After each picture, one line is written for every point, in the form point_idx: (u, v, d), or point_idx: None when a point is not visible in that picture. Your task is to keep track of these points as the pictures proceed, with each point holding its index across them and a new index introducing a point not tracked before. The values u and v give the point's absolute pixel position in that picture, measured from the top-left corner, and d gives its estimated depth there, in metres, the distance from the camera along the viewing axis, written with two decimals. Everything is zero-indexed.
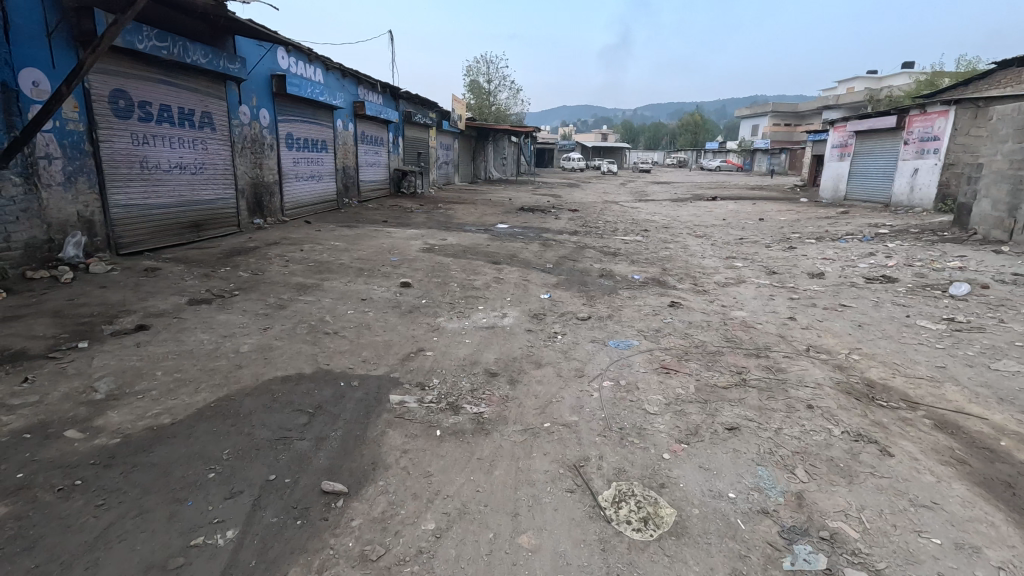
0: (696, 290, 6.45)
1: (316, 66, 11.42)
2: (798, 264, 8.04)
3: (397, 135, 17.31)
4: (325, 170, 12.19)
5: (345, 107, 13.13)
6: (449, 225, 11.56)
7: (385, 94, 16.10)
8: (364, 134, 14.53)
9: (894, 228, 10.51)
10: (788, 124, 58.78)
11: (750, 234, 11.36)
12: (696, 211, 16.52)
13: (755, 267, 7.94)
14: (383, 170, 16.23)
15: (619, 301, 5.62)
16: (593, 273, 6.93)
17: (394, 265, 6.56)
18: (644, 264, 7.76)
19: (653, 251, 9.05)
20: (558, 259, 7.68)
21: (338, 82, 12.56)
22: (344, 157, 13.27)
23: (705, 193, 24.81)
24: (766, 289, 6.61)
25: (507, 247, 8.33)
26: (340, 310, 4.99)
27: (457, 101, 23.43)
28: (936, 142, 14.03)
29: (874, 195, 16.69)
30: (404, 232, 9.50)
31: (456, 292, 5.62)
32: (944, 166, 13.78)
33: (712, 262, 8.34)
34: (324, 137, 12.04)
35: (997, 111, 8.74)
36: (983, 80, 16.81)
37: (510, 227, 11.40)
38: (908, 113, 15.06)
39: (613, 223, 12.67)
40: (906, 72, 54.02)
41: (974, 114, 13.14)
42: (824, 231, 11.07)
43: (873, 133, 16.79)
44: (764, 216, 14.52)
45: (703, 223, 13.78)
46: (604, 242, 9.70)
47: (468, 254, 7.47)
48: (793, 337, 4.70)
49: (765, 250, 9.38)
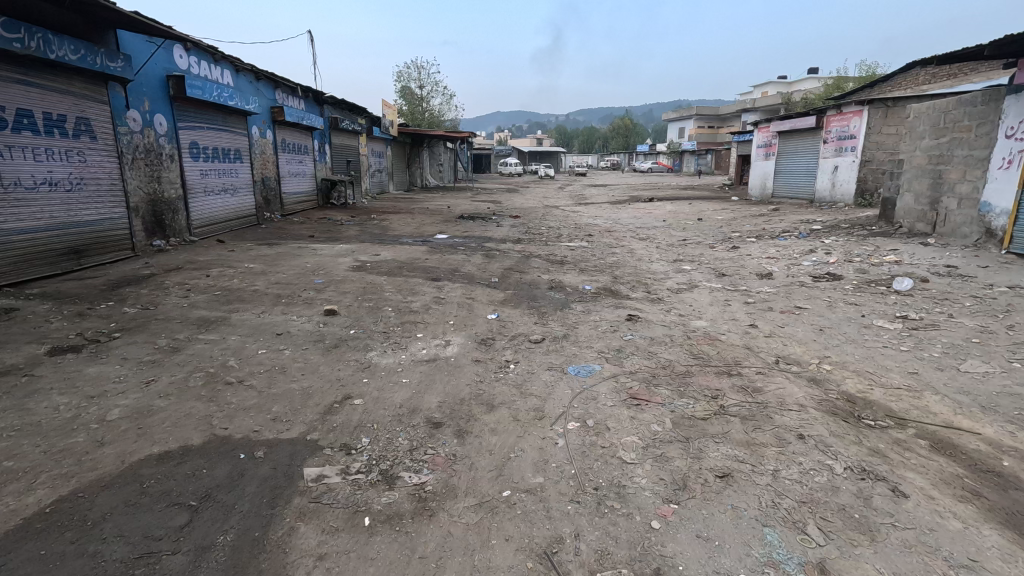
0: (651, 299, 6.10)
1: (224, 67, 10.27)
2: (745, 265, 7.94)
3: (323, 142, 16.17)
4: (240, 183, 11.00)
5: (262, 113, 11.98)
6: (383, 237, 10.72)
7: (308, 99, 14.97)
8: (285, 142, 13.37)
9: (826, 224, 10.81)
10: (712, 127, 61.80)
11: (692, 235, 11.35)
12: (636, 213, 16.56)
13: (704, 270, 7.76)
14: (309, 181, 15.06)
15: (573, 318, 5.14)
16: (542, 286, 6.44)
17: (318, 289, 5.74)
18: (593, 272, 7.37)
19: (601, 257, 8.72)
20: (504, 271, 7.13)
21: (251, 85, 11.42)
22: (263, 168, 12.10)
23: (641, 194, 25.23)
24: (720, 293, 6.38)
25: (448, 261, 7.69)
26: (249, 350, 4.15)
27: (388, 106, 22.45)
28: (853, 141, 14.79)
29: (799, 192, 17.44)
30: (332, 249, 8.62)
31: (390, 318, 4.92)
32: (861, 163, 14.54)
33: (661, 267, 8.09)
34: (237, 146, 10.87)
35: (913, 109, 9.13)
36: (886, 82, 18.03)
37: (449, 237, 10.73)
38: (825, 114, 15.81)
39: (556, 229, 12.30)
40: (812, 77, 58.26)
41: (885, 113, 13.93)
42: (761, 229, 11.23)
43: (794, 133, 17.57)
44: (702, 216, 14.73)
45: (644, 224, 13.73)
46: (550, 250, 9.26)
47: (405, 271, 6.77)
48: (760, 349, 4.39)
49: (709, 251, 9.30)
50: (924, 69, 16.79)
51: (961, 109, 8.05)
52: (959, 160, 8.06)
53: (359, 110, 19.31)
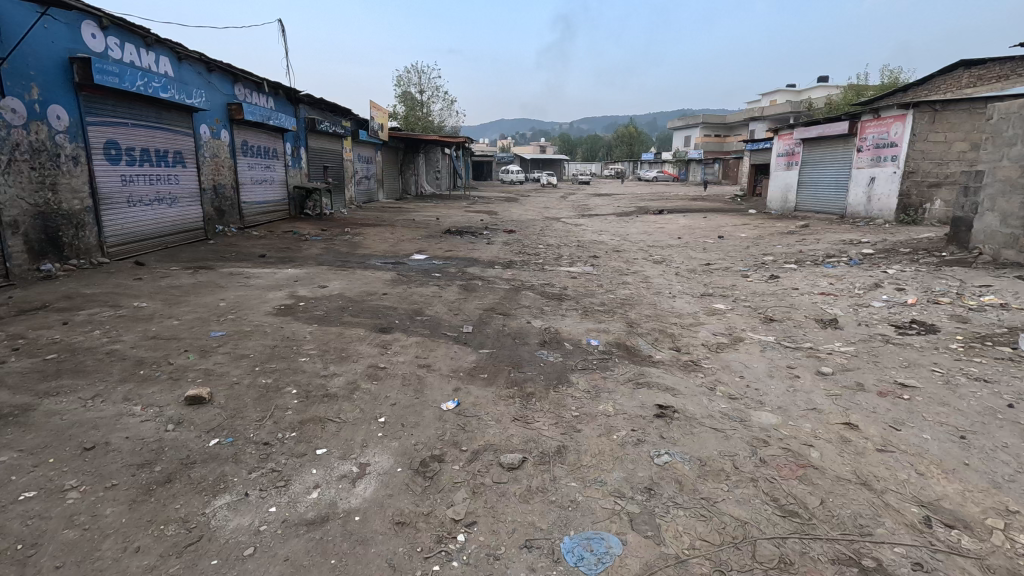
0: (683, 364, 4.35)
1: (159, 53, 8.61)
2: (795, 305, 6.17)
3: (297, 146, 14.46)
4: (182, 192, 9.31)
5: (215, 110, 10.33)
6: (348, 258, 9.00)
7: (279, 97, 13.32)
8: (246, 144, 11.66)
9: (878, 247, 9.05)
10: (719, 135, 60.24)
11: (716, 258, 9.60)
12: (646, 227, 14.87)
13: (743, 313, 5.99)
14: (279, 189, 13.37)
15: (573, 408, 3.39)
16: (530, 341, 4.69)
17: (208, 349, 3.98)
18: (599, 315, 5.63)
19: (609, 289, 6.99)
20: (483, 314, 5.39)
21: (199, 77, 9.77)
22: (216, 174, 10.40)
23: (649, 205, 23.54)
24: (777, 354, 4.62)
25: (410, 296, 5.96)
26: (6, 493, 2.36)
27: (377, 109, 20.82)
28: (894, 149, 13.07)
29: (826, 206, 15.70)
30: (273, 275, 6.89)
31: (287, 413, 3.13)
32: (904, 174, 12.81)
33: (688, 306, 6.32)
34: (178, 147, 9.18)
35: (996, 108, 7.39)
36: (923, 86, 16.29)
37: (428, 259, 9.01)
38: (859, 119, 14.09)
39: (555, 248, 10.57)
40: (823, 85, 56.63)
41: (933, 118, 12.21)
42: (798, 252, 9.48)
43: (821, 141, 15.87)
44: (722, 232, 13.00)
45: (657, 242, 11.99)
46: (545, 279, 7.52)
47: (348, 316, 5.02)
48: (888, 489, 2.61)
49: (743, 282, 7.55)
50: (969, 71, 15.04)
51: None
52: None
53: (342, 112, 17.64)
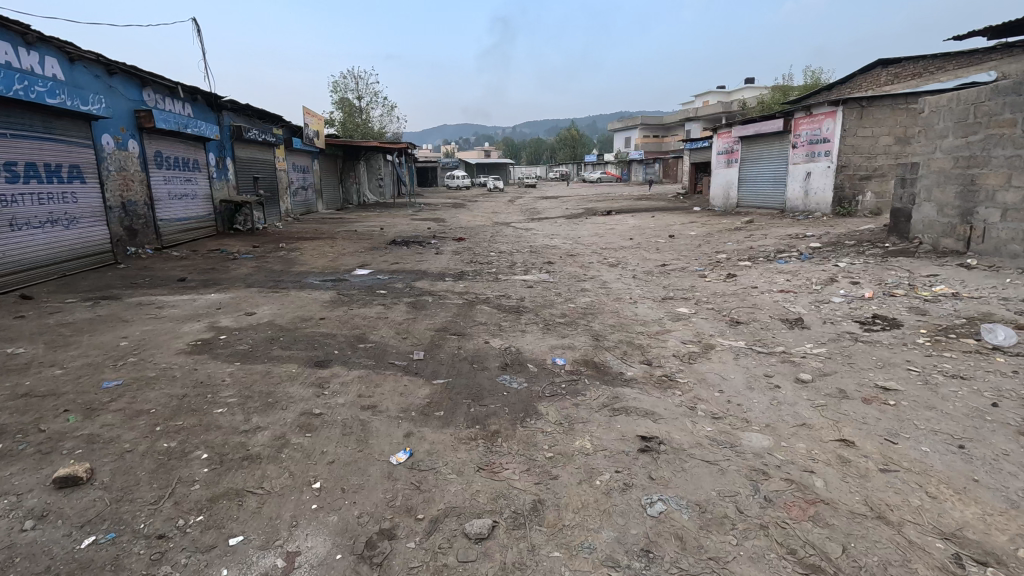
0: (658, 382, 3.99)
1: (44, 53, 7.49)
2: (758, 305, 6.01)
3: (223, 156, 13.29)
4: (82, 211, 8.16)
5: (119, 118, 9.20)
6: (281, 277, 8.18)
7: (198, 104, 12.17)
8: (161, 155, 10.50)
9: (823, 240, 9.19)
10: (657, 136, 62.09)
11: (671, 258, 9.47)
12: (597, 229, 14.73)
13: (708, 317, 5.77)
14: (203, 204, 12.20)
15: (545, 448, 2.93)
16: (490, 365, 4.20)
17: (95, 406, 3.23)
18: (561, 329, 5.22)
19: (568, 298, 6.62)
20: (436, 336, 4.84)
21: (98, 81, 8.65)
22: (123, 189, 9.25)
23: (596, 207, 23.64)
24: (752, 362, 4.36)
25: (353, 319, 5.32)
26: None
27: (311, 115, 19.71)
28: (827, 144, 13.49)
29: (767, 201, 16.14)
30: (192, 303, 6.04)
31: (192, 489, 2.49)
32: (837, 168, 13.19)
33: (652, 312, 6.03)
34: (75, 159, 8.04)
35: (927, 102, 7.60)
36: (847, 84, 17.12)
37: (372, 274, 8.33)
38: (793, 116, 14.56)
39: (507, 256, 10.13)
40: (750, 86, 59.57)
41: (860, 114, 12.74)
42: (749, 249, 9.50)
43: (759, 139, 16.34)
44: (672, 231, 13.01)
45: (610, 244, 11.81)
46: (500, 291, 7.05)
47: (278, 349, 4.34)
48: (905, 521, 2.32)
49: (702, 282, 7.39)
50: (887, 69, 15.90)
51: (997, 99, 6.50)
52: (1000, 162, 6.50)
53: (273, 118, 16.49)
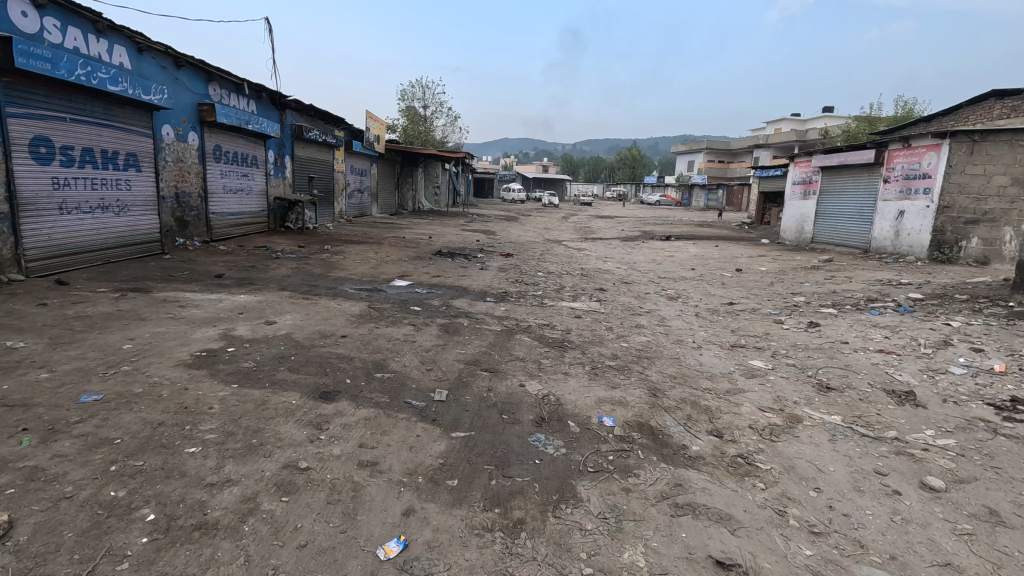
0: (733, 465, 3.15)
1: (113, 41, 7.57)
2: (853, 367, 4.99)
3: (281, 154, 13.38)
4: (134, 199, 8.16)
5: (182, 110, 9.27)
6: (318, 282, 7.83)
7: (262, 101, 12.30)
8: (219, 149, 10.56)
9: (925, 291, 7.89)
10: (722, 161, 59.78)
11: (739, 296, 8.45)
12: (655, 255, 13.76)
13: (790, 376, 4.81)
14: (257, 200, 12.25)
15: (583, 559, 2.19)
16: (523, 418, 3.49)
17: (57, 427, 2.77)
18: (611, 375, 4.44)
19: (621, 336, 5.82)
20: (465, 372, 4.19)
21: (164, 73, 8.73)
22: (178, 180, 9.27)
23: (654, 230, 22.52)
24: (856, 448, 3.42)
25: (376, 340, 4.76)
26: None
27: (373, 119, 19.87)
28: (927, 181, 12.00)
29: (848, 238, 14.62)
30: (216, 304, 5.69)
31: (117, 570, 1.91)
32: (938, 209, 11.78)
33: (719, 362, 5.14)
34: (132, 147, 8.06)
35: None
36: (950, 116, 15.38)
37: (410, 287, 7.84)
38: (887, 148, 13.12)
39: (556, 277, 9.42)
40: (828, 115, 56.37)
41: (971, 149, 11.23)
42: (832, 293, 8.33)
43: (843, 170, 14.89)
44: (739, 264, 11.89)
45: (668, 273, 10.85)
46: (544, 318, 6.35)
47: (283, 371, 3.80)
48: None
49: (778, 329, 6.39)
50: (1001, 101, 14.12)
51: None
52: None
53: (335, 120, 16.63)
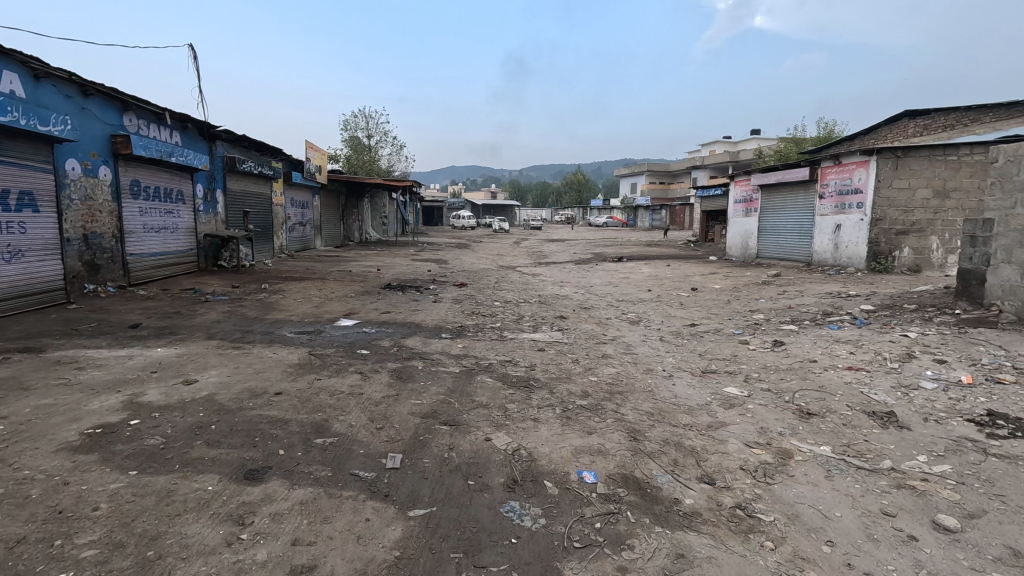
0: (735, 520, 2.78)
1: (1, 67, 6.68)
2: (828, 388, 4.82)
3: (212, 187, 12.43)
4: (30, 243, 7.15)
5: (91, 143, 8.35)
6: (252, 326, 7.05)
7: (188, 132, 11.42)
8: (138, 184, 9.60)
9: (874, 302, 8.04)
10: (663, 182, 62.22)
11: (699, 317, 8.33)
12: (610, 277, 13.68)
13: (768, 403, 4.56)
14: (184, 238, 11.23)
15: None
16: (492, 483, 3.00)
17: None
18: (585, 418, 4.03)
19: (589, 370, 5.45)
20: (422, 429, 3.65)
21: (67, 102, 7.84)
22: (87, 219, 8.27)
23: (605, 252, 22.70)
24: (856, 485, 3.15)
25: (316, 395, 4.14)
26: None
27: (314, 150, 19.09)
28: (859, 196, 12.62)
29: (790, 252, 15.14)
30: (125, 362, 4.87)
31: None
32: (871, 222, 12.31)
33: (695, 393, 4.84)
34: (28, 185, 7.11)
35: (998, 150, 6.65)
36: (871, 134, 16.46)
37: (358, 326, 7.21)
38: (819, 165, 13.76)
39: (513, 306, 9.02)
40: (755, 137, 60.11)
41: (896, 164, 11.91)
42: (788, 309, 8.36)
43: (780, 187, 15.52)
44: (693, 283, 11.95)
45: (625, 296, 10.70)
46: (506, 354, 5.90)
47: (199, 446, 3.13)
48: None
49: (745, 350, 6.23)
50: (914, 121, 15.22)
51: None
52: None
53: (271, 151, 15.78)
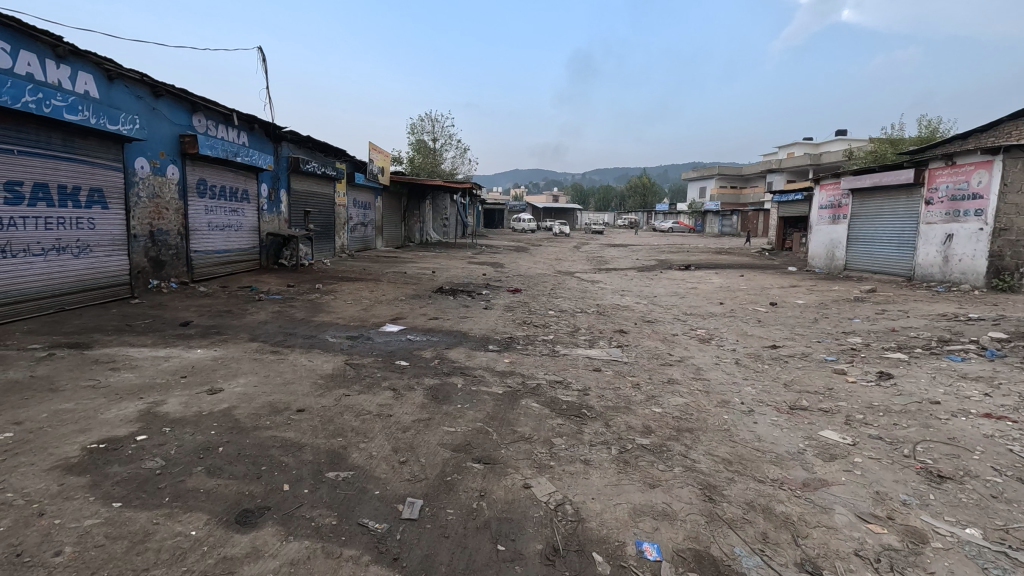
0: None
1: (78, 68, 6.93)
2: (962, 442, 3.82)
3: (276, 187, 12.68)
4: (99, 239, 7.38)
5: (160, 142, 8.61)
6: (297, 328, 6.87)
7: (255, 133, 11.69)
8: (204, 183, 9.85)
9: (1005, 329, 6.69)
10: (735, 187, 58.98)
11: (781, 337, 7.31)
12: (676, 287, 12.69)
13: (882, 457, 3.65)
14: (247, 237, 11.48)
15: None
16: (526, 552, 2.40)
17: None
18: (645, 464, 3.33)
19: (652, 398, 4.72)
20: (451, 468, 3.10)
21: (139, 103, 8.09)
22: (153, 216, 8.51)
23: (670, 259, 21.44)
24: None
25: (340, 415, 3.71)
26: None
27: (377, 151, 19.34)
28: (978, 202, 10.88)
29: (887, 265, 13.41)
30: (160, 364, 4.72)
31: None
32: (993, 232, 10.56)
33: (783, 436, 3.99)
34: (98, 181, 7.33)
35: None
36: (990, 132, 14.33)
37: (403, 333, 6.84)
38: (926, 167, 12.06)
39: (569, 317, 8.37)
40: (841, 139, 55.63)
41: None
42: (891, 333, 7.15)
43: (876, 192, 13.82)
44: (771, 297, 10.76)
45: (694, 309, 9.75)
46: (556, 373, 5.28)
47: (196, 474, 2.76)
48: None
49: (842, 383, 5.24)
50: None
51: None
52: None
53: (335, 153, 16.05)
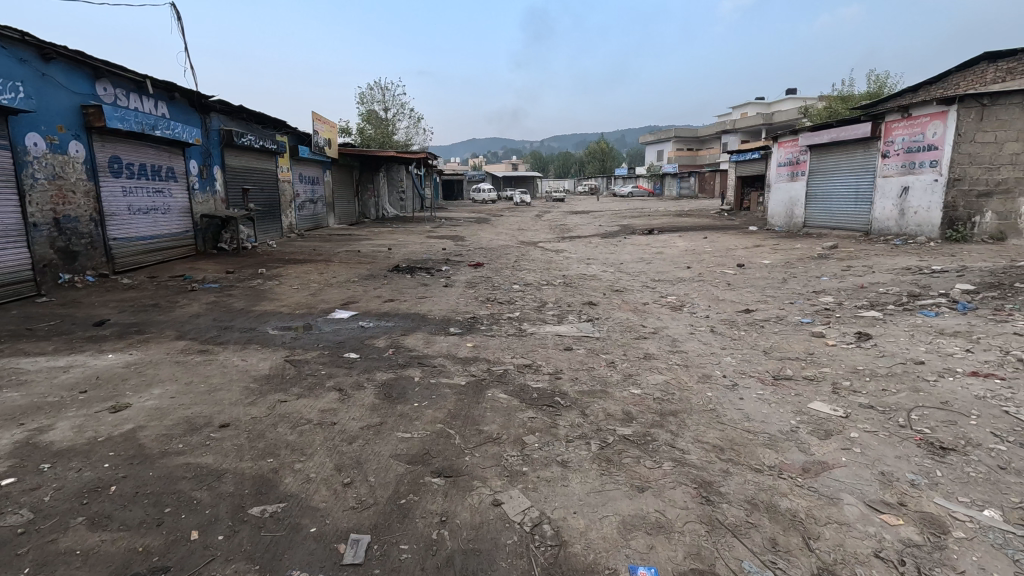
0: None
1: None
2: (956, 406, 3.60)
3: (207, 163, 11.49)
4: None
5: (56, 114, 7.44)
6: (234, 321, 6.14)
7: (177, 102, 10.44)
8: (118, 161, 8.69)
9: (971, 281, 6.65)
10: (691, 149, 59.41)
11: (754, 301, 7.08)
12: (642, 252, 12.41)
13: (879, 429, 3.38)
14: (178, 220, 10.39)
15: None
16: None
17: None
18: (631, 462, 2.93)
19: (629, 377, 4.33)
20: (406, 488, 2.60)
21: (22, 67, 6.89)
22: (57, 200, 7.42)
23: (633, 224, 21.25)
24: None
25: (273, 428, 3.14)
26: None
27: (322, 122, 18.00)
28: (933, 152, 10.94)
29: (845, 220, 13.53)
30: (57, 376, 3.97)
31: None
32: (948, 183, 10.66)
33: (773, 413, 3.67)
34: None
35: None
36: (940, 83, 14.47)
37: (354, 319, 6.21)
38: (883, 120, 12.03)
39: (535, 290, 7.90)
40: (792, 98, 56.50)
41: (980, 114, 10.19)
42: (861, 290, 7.03)
43: (834, 147, 13.81)
44: (738, 258, 10.61)
45: (662, 274, 9.47)
46: (524, 355, 4.82)
47: (74, 530, 2.16)
48: None
49: (822, 347, 5.01)
50: (995, 65, 13.23)
51: None
52: None
53: (275, 124, 14.76)
